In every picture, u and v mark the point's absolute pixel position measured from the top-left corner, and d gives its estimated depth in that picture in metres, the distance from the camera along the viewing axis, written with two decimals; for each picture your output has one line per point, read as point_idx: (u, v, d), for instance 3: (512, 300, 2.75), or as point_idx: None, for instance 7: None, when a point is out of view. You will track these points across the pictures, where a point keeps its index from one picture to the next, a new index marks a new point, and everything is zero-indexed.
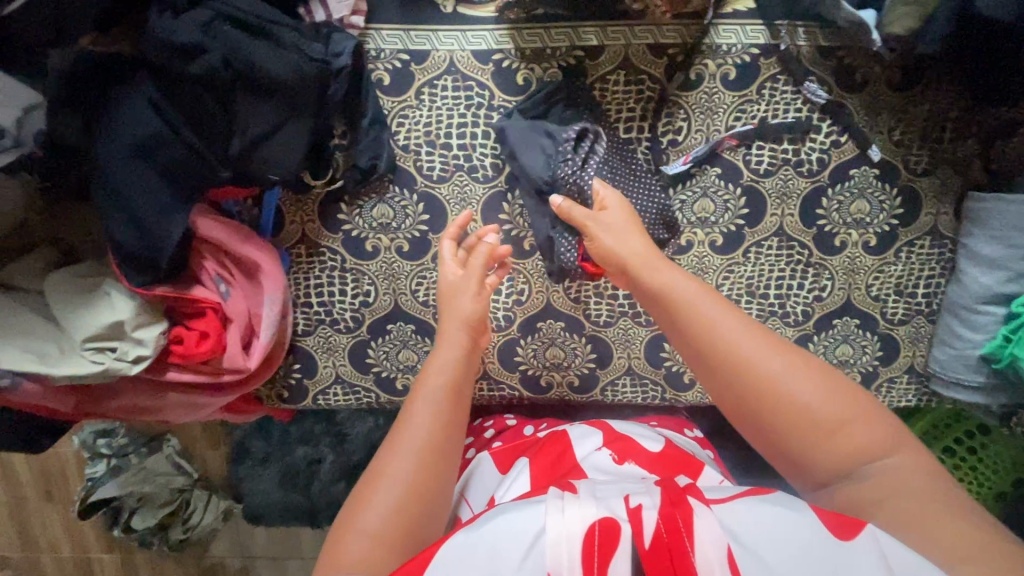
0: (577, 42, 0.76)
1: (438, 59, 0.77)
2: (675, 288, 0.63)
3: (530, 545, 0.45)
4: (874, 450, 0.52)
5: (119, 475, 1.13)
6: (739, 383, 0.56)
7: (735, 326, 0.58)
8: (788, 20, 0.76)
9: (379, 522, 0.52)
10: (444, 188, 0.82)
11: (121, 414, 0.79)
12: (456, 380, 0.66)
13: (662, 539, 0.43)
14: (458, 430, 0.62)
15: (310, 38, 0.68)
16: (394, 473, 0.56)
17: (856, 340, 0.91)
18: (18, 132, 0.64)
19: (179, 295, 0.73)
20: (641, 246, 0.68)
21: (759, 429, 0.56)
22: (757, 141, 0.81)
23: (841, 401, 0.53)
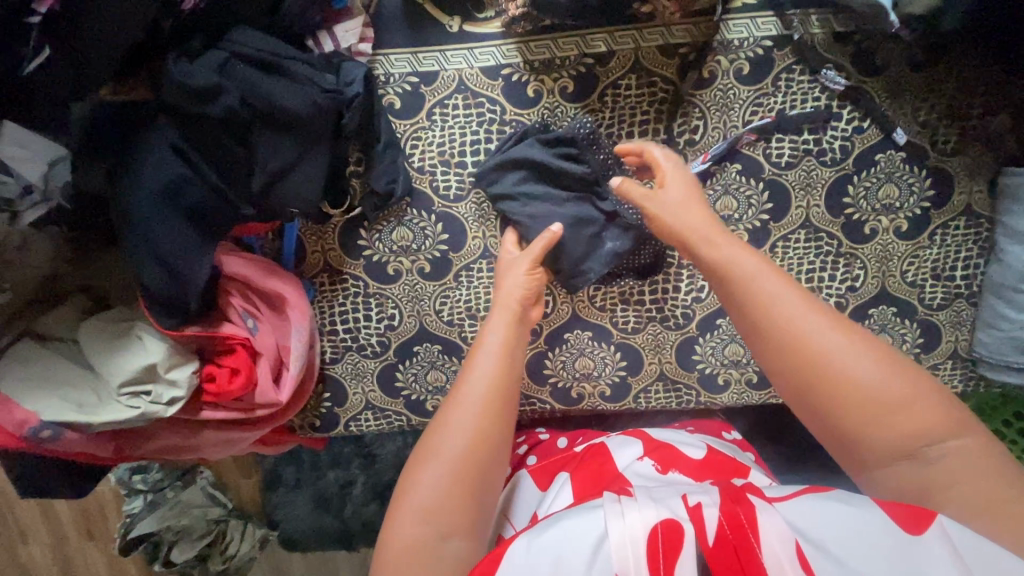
0: (586, 49, 0.75)
1: (447, 79, 0.76)
2: (736, 258, 0.60)
3: (593, 549, 0.44)
4: (935, 434, 0.48)
5: (155, 510, 1.12)
6: (792, 359, 0.53)
7: (791, 298, 0.55)
8: (801, 8, 0.74)
9: (428, 511, 0.54)
10: (462, 206, 0.82)
11: (159, 455, 0.79)
12: (500, 367, 0.65)
13: (726, 536, 0.44)
14: (509, 418, 0.62)
15: (322, 69, 0.68)
16: (440, 459, 0.57)
17: (894, 328, 0.88)
18: (45, 187, 0.65)
19: (208, 333, 0.73)
20: (700, 216, 0.66)
21: (813, 408, 0.52)
22: (777, 133, 0.79)
23: (903, 379, 0.50)
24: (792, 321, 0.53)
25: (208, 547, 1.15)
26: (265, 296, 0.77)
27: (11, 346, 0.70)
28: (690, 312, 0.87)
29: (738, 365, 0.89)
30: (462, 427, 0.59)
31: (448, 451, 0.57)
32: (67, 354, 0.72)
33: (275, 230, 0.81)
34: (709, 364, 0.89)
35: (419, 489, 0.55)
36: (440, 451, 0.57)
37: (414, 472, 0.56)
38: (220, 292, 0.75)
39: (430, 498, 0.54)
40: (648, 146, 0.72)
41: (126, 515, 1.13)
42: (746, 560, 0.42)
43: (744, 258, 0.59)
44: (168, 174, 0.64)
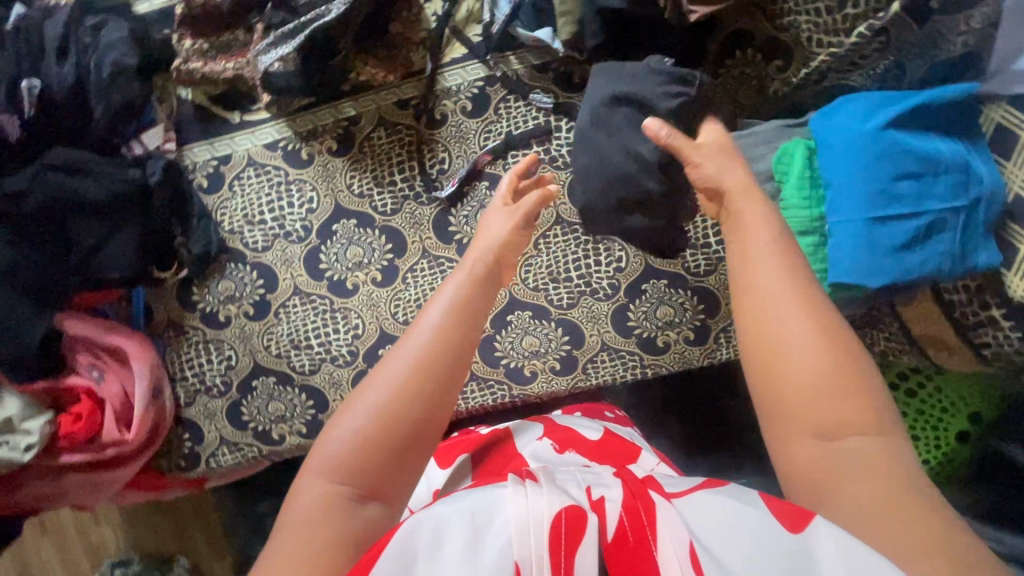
0: (339, 115, 0.95)
1: (239, 158, 0.97)
2: (755, 216, 0.62)
3: (497, 535, 0.42)
4: (849, 425, 0.48)
5: None
6: (762, 319, 0.54)
7: (792, 271, 0.56)
8: (495, 52, 0.92)
9: (346, 454, 0.50)
10: (269, 255, 0.99)
11: (33, 503, 0.93)
12: (466, 297, 0.62)
13: (627, 535, 0.43)
14: (459, 364, 0.57)
15: (127, 166, 0.90)
16: (370, 400, 0.53)
17: (672, 299, 0.96)
18: None
19: (56, 385, 0.89)
20: (736, 183, 0.66)
21: (760, 367, 0.53)
22: (511, 150, 0.94)
23: (843, 372, 0.50)
24: (767, 287, 0.55)
25: None
26: (109, 350, 0.93)
27: None
28: None
29: (538, 354, 0.98)
30: (397, 371, 0.54)
31: (378, 392, 0.53)
32: None
33: (124, 297, 1.00)
34: (512, 358, 0.98)
35: (354, 410, 0.52)
36: (372, 390, 0.53)
37: (340, 414, 0.53)
38: (71, 353, 0.92)
39: (364, 414, 0.52)
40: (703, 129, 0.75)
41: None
42: (640, 555, 0.42)
43: (768, 217, 0.62)
44: (1, 261, 0.83)
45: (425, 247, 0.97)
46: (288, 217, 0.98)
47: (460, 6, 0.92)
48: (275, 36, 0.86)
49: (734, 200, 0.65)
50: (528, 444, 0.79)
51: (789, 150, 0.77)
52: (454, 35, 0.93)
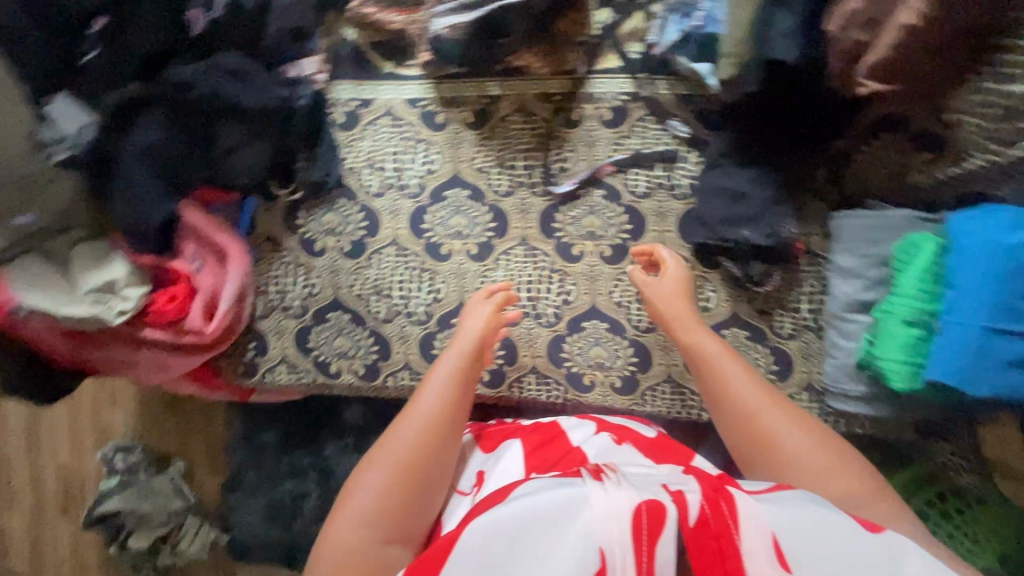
0: (483, 92, 0.99)
1: (380, 105, 1.01)
2: (704, 352, 0.84)
3: (580, 525, 0.51)
4: (861, 504, 0.67)
5: (127, 490, 1.61)
6: (747, 424, 0.76)
7: (755, 395, 0.78)
8: (648, 73, 0.95)
9: (367, 503, 0.73)
10: (380, 201, 1.03)
11: (105, 365, 0.99)
12: (461, 376, 0.86)
13: (707, 521, 0.52)
14: (447, 432, 0.81)
15: (280, 85, 0.93)
16: (382, 463, 0.76)
17: (747, 352, 0.97)
18: (76, 138, 0.90)
19: (161, 264, 0.95)
20: (690, 326, 0.86)
21: (756, 458, 0.74)
22: (634, 167, 0.97)
23: (836, 462, 0.70)
24: (750, 405, 0.77)
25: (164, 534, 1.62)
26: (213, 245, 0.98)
27: (20, 256, 0.93)
28: (560, 313, 1.00)
29: (602, 368, 0.99)
30: (403, 439, 0.79)
31: (387, 458, 0.77)
32: (56, 265, 0.95)
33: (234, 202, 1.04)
34: (576, 363, 1.00)
35: (367, 487, 0.74)
36: (383, 456, 0.77)
37: (361, 472, 0.77)
38: (180, 239, 0.97)
39: (374, 492, 0.74)
40: (656, 248, 0.93)
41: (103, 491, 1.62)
42: (722, 541, 0.50)
43: (728, 354, 0.83)
44: (149, 138, 0.88)
45: (524, 235, 1.00)
46: (407, 172, 1.02)
47: (628, 20, 0.95)
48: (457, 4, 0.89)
49: (701, 342, 0.85)
50: (584, 434, 0.88)
51: (918, 241, 0.79)
52: (612, 47, 0.96)
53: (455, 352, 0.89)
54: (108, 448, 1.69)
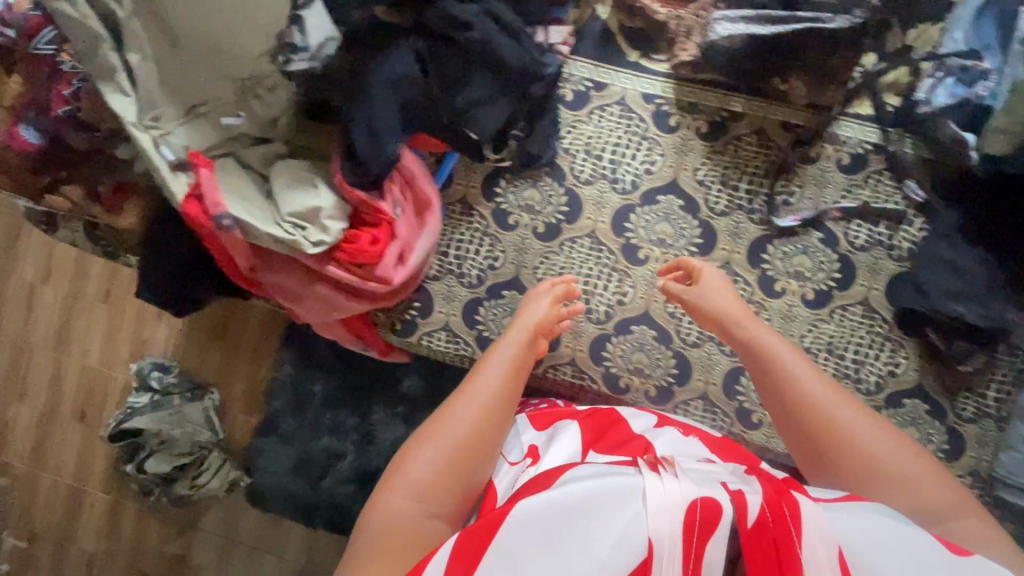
0: (725, 105, 0.95)
1: (613, 92, 0.97)
2: (763, 345, 0.77)
3: (631, 514, 0.53)
4: (944, 511, 0.61)
5: (157, 410, 1.44)
6: (815, 423, 0.68)
7: (821, 386, 0.71)
8: (899, 129, 0.93)
9: (422, 482, 0.66)
10: (587, 189, 0.99)
11: (273, 291, 0.93)
12: (517, 361, 0.81)
13: (767, 524, 0.52)
14: (503, 417, 0.74)
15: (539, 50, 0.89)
16: (440, 439, 0.69)
17: (922, 425, 0.96)
18: (315, 51, 0.84)
19: (368, 203, 0.88)
20: (753, 322, 0.81)
21: (833, 462, 0.66)
22: (858, 219, 0.95)
23: (913, 461, 0.64)
24: (817, 401, 0.69)
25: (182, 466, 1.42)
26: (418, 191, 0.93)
27: (222, 157, 0.88)
28: None
29: None
30: (463, 418, 0.72)
31: (444, 434, 0.70)
32: (255, 178, 0.89)
33: (437, 154, 0.99)
34: (749, 399, 0.98)
35: (418, 462, 0.67)
36: (443, 433, 0.70)
37: (416, 446, 0.69)
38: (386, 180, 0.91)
39: (428, 469, 0.67)
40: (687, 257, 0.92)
41: (131, 406, 1.46)
42: (782, 545, 0.51)
43: (786, 348, 0.76)
44: (403, 70, 0.83)
45: (729, 259, 0.97)
46: (623, 166, 0.98)
47: (893, 71, 0.92)
48: (753, 14, 0.82)
49: (757, 338, 0.78)
50: (646, 425, 0.84)
51: None
52: (870, 94, 0.94)
53: (518, 330, 0.85)
54: (146, 362, 1.52)
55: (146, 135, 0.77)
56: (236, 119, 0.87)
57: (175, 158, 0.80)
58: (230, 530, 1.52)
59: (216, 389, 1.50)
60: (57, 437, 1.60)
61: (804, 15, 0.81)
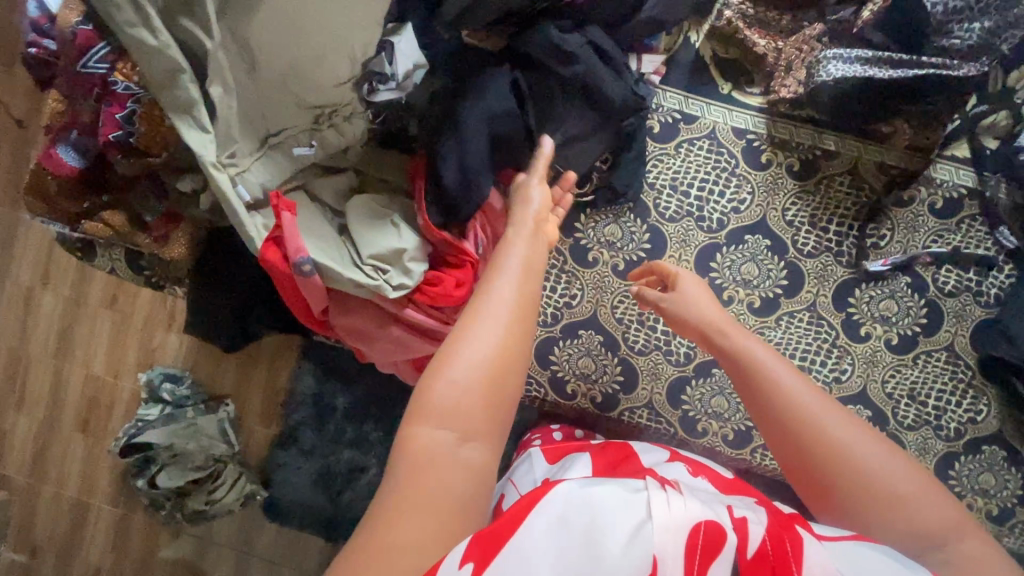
0: (818, 143, 0.92)
1: (703, 125, 0.92)
2: (751, 355, 0.67)
3: (631, 531, 0.46)
4: (946, 537, 0.54)
5: (169, 423, 1.31)
6: (806, 438, 0.59)
7: (815, 401, 0.61)
8: (997, 172, 0.90)
9: (448, 409, 0.52)
10: (671, 227, 0.94)
11: (343, 334, 0.86)
12: (529, 267, 0.67)
13: (767, 556, 0.47)
14: (526, 328, 0.59)
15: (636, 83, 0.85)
16: (462, 358, 0.54)
17: (999, 472, 0.95)
18: (402, 81, 0.77)
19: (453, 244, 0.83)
20: (727, 320, 0.73)
21: (820, 484, 0.58)
22: (948, 264, 0.93)
23: (922, 489, 0.56)
24: (805, 408, 0.60)
25: (195, 480, 1.29)
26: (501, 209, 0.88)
27: (293, 190, 0.81)
28: (826, 389, 0.96)
29: None
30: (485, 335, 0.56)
31: (468, 356, 0.55)
32: (329, 216, 0.83)
33: None
34: None
35: (449, 381, 0.53)
36: (463, 353, 0.55)
37: (434, 375, 0.54)
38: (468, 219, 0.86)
39: (465, 385, 0.53)
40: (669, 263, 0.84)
41: (140, 419, 1.33)
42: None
43: (766, 352, 0.67)
44: (500, 105, 0.79)
45: (815, 301, 0.94)
46: (710, 204, 0.93)
47: (994, 113, 0.89)
48: (872, 56, 0.80)
49: (737, 341, 0.69)
50: (657, 460, 0.78)
51: None
52: (968, 136, 0.91)
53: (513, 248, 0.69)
54: (156, 371, 1.36)
55: (224, 173, 0.71)
56: (309, 149, 0.79)
57: (251, 198, 0.75)
58: (242, 547, 1.38)
59: (232, 400, 1.36)
60: (59, 451, 1.41)
61: (929, 60, 0.79)
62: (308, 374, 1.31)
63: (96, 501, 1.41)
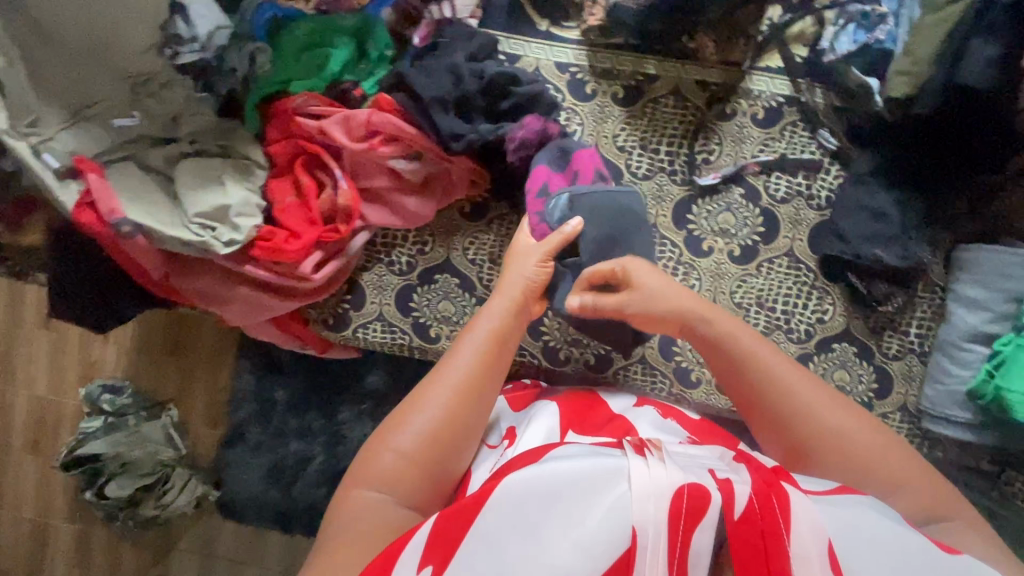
0: (638, 68, 0.95)
1: (527, 63, 0.95)
2: (739, 343, 0.75)
3: (615, 500, 0.50)
4: (911, 494, 0.64)
5: (113, 432, 1.32)
6: (782, 409, 0.71)
7: (797, 378, 0.72)
8: (810, 79, 0.94)
9: (390, 466, 0.63)
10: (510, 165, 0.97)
11: (193, 296, 0.89)
12: (499, 334, 0.75)
13: (753, 517, 0.48)
14: (474, 414, 0.69)
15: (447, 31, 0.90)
16: (414, 426, 0.65)
17: (852, 367, 0.99)
18: (207, 42, 0.83)
19: (299, 204, 0.89)
20: (698, 302, 0.79)
21: (801, 449, 0.69)
22: (777, 171, 0.96)
23: (884, 443, 0.67)
24: (782, 382, 0.71)
25: (144, 488, 1.31)
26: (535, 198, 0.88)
27: (119, 161, 0.82)
28: None
29: None
30: (436, 404, 0.67)
31: (415, 424, 0.66)
32: (157, 181, 0.84)
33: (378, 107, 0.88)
34: (686, 359, 0.99)
35: (406, 430, 0.65)
36: (416, 420, 0.66)
37: (395, 425, 0.66)
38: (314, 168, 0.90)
39: (414, 439, 0.65)
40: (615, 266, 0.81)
41: (82, 432, 1.32)
42: (770, 543, 0.47)
43: (751, 338, 0.76)
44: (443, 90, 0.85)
45: (655, 223, 0.97)
46: None
47: (799, 21, 0.93)
48: None
49: (722, 327, 0.77)
50: (624, 407, 0.82)
51: None
52: (778, 46, 0.94)
53: (490, 315, 0.76)
54: (95, 386, 1.37)
55: (23, 142, 0.75)
56: (130, 119, 0.82)
57: (60, 165, 0.76)
58: (204, 548, 1.41)
59: (175, 405, 1.39)
60: (12, 475, 1.43)
61: None
62: (247, 371, 1.33)
63: (54, 520, 1.43)
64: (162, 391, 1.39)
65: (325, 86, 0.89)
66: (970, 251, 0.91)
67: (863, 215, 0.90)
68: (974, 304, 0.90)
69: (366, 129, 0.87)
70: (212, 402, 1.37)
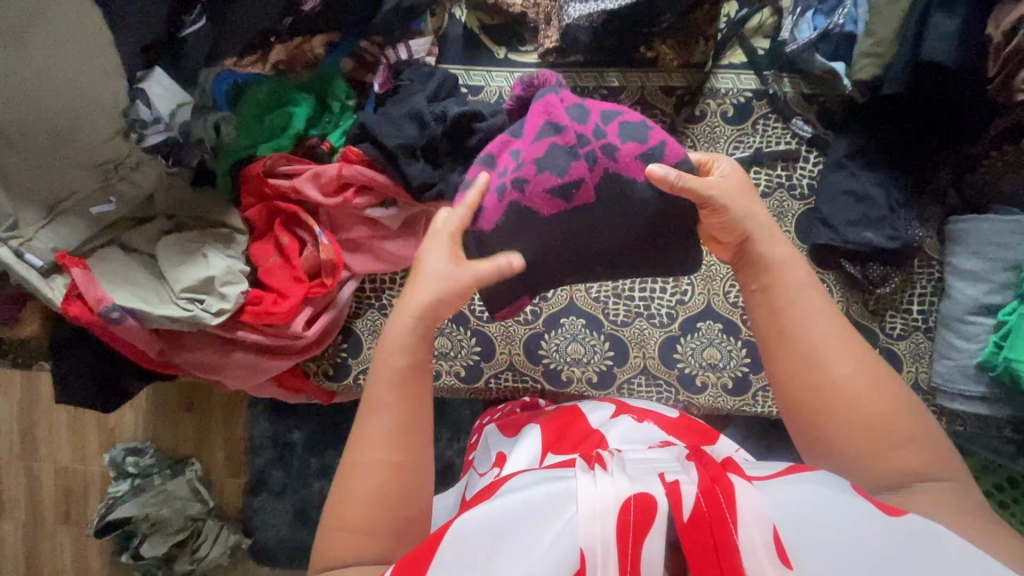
0: (602, 82, 0.95)
1: (489, 93, 0.96)
2: (776, 272, 0.62)
3: (564, 521, 0.46)
4: (914, 474, 0.55)
5: (140, 495, 1.31)
6: (797, 352, 0.59)
7: (830, 328, 0.59)
8: (775, 70, 0.94)
9: (348, 537, 0.54)
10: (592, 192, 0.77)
11: (191, 369, 0.90)
12: (410, 355, 0.60)
13: (702, 514, 0.43)
14: (424, 448, 0.58)
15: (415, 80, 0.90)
16: (361, 491, 0.55)
17: None
18: (170, 121, 0.79)
19: (285, 263, 0.89)
20: (761, 222, 0.64)
21: (797, 401, 0.59)
22: (754, 166, 0.95)
23: (901, 416, 0.56)
24: (808, 324, 0.59)
25: (179, 543, 1.32)
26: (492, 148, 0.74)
27: (103, 247, 0.84)
28: (673, 313, 0.99)
29: (714, 368, 0.98)
30: (378, 459, 0.56)
31: (362, 489, 0.55)
32: (140, 262, 0.85)
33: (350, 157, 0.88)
34: (688, 365, 0.98)
35: (353, 499, 0.55)
36: (360, 485, 0.56)
37: (341, 496, 0.56)
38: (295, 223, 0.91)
39: (364, 506, 0.55)
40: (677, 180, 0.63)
41: (110, 496, 1.32)
42: (720, 541, 0.42)
43: (796, 270, 0.62)
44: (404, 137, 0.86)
45: None
46: None
47: (756, 14, 0.94)
48: None
49: (771, 249, 0.63)
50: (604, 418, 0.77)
51: None
52: (739, 42, 0.95)
53: (392, 341, 0.60)
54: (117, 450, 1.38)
55: (6, 247, 0.78)
56: (108, 205, 0.83)
57: (45, 264, 0.79)
58: None
59: (196, 458, 1.39)
60: (47, 545, 1.45)
61: None
62: (263, 417, 1.34)
63: None
64: (180, 449, 1.39)
65: (292, 143, 0.91)
66: (960, 222, 0.89)
67: (845, 199, 0.89)
68: (973, 276, 0.88)
69: (336, 180, 0.88)
70: (229, 453, 1.37)
